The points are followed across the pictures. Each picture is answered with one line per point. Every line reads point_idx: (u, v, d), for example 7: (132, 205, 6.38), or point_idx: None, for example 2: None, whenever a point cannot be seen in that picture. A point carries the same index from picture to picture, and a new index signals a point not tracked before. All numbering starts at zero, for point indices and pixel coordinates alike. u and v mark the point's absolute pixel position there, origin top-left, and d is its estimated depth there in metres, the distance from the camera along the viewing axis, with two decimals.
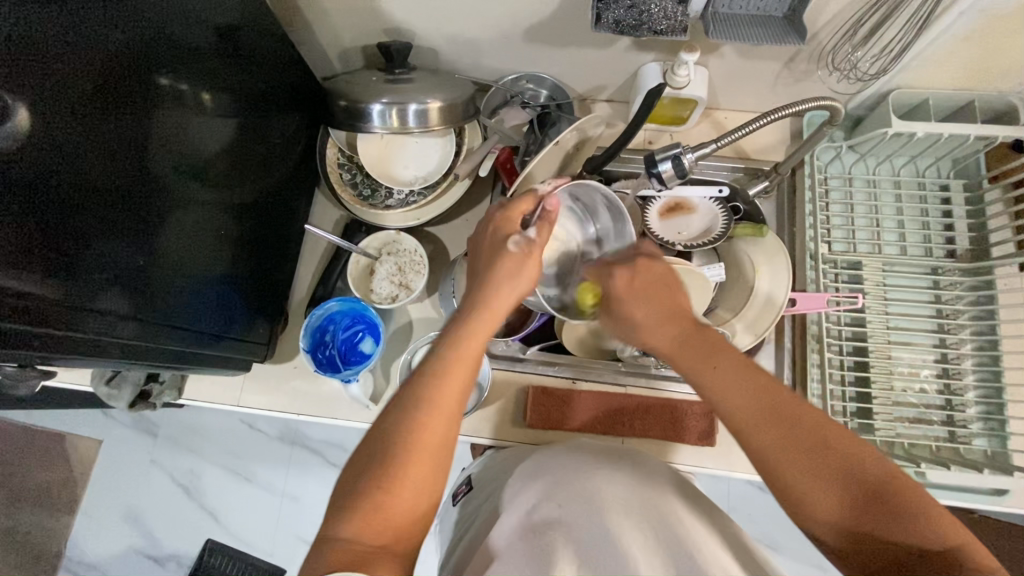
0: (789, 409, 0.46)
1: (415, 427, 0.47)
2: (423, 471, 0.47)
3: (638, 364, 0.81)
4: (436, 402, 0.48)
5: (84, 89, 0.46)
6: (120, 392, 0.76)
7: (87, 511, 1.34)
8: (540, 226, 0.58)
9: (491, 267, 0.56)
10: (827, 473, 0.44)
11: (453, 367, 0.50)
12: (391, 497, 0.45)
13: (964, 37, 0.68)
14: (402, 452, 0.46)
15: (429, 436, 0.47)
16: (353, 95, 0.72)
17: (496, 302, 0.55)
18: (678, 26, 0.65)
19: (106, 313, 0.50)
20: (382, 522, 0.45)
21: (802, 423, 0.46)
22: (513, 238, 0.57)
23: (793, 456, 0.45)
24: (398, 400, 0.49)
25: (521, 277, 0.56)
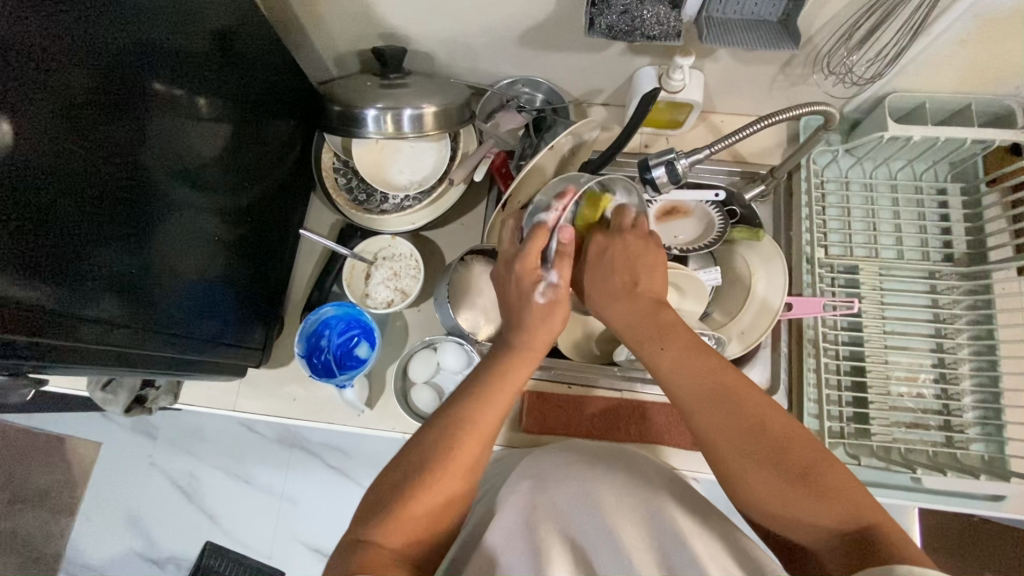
0: (738, 413, 0.52)
1: (452, 444, 0.53)
2: (457, 480, 0.52)
3: (633, 369, 0.80)
4: (473, 427, 0.54)
5: (81, 98, 0.46)
6: (116, 397, 0.76)
7: (86, 513, 1.34)
8: (560, 264, 0.60)
9: (523, 311, 0.61)
10: (763, 455, 0.49)
11: (493, 398, 0.57)
12: (421, 507, 0.50)
13: (960, 41, 0.68)
14: (441, 464, 0.51)
15: (466, 452, 0.53)
16: (347, 100, 0.72)
17: (532, 341, 0.61)
18: (670, 31, 0.65)
19: (100, 321, 0.50)
20: (407, 527, 0.49)
21: (747, 420, 0.51)
22: (539, 286, 0.60)
23: (742, 456, 0.50)
24: (435, 424, 0.55)
25: (552, 318, 0.61)
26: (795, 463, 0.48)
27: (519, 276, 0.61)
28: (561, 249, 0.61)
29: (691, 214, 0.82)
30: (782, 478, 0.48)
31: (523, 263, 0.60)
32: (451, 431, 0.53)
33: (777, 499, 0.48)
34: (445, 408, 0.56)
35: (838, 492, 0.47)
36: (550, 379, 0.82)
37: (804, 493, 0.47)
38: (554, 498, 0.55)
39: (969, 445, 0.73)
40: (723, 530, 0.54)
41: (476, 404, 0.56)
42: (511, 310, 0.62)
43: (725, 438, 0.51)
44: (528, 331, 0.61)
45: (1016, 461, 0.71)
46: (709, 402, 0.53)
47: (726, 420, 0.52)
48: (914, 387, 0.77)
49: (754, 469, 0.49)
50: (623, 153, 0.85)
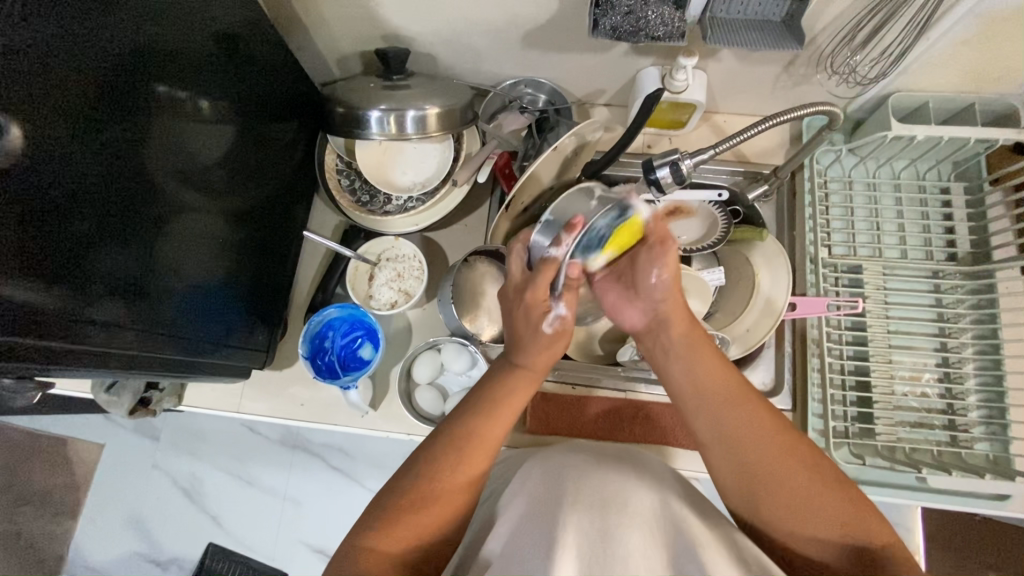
0: (775, 424, 0.54)
1: (456, 454, 0.53)
2: (462, 492, 0.52)
3: (637, 369, 0.80)
4: (480, 439, 0.55)
5: (86, 101, 0.46)
6: (120, 399, 0.77)
7: (88, 515, 1.34)
8: (566, 297, 0.64)
9: (529, 335, 0.62)
10: (801, 468, 0.51)
11: (499, 410, 0.57)
12: (423, 513, 0.50)
13: (964, 41, 0.68)
14: (446, 472, 0.52)
15: (472, 464, 0.53)
16: (351, 102, 0.72)
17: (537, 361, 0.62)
18: (675, 31, 0.65)
19: (105, 324, 0.51)
20: (409, 532, 0.49)
21: (780, 431, 0.54)
22: (548, 317, 0.62)
23: (779, 462, 0.52)
24: (441, 434, 0.56)
25: (557, 346, 0.63)
26: (826, 475, 0.51)
27: (529, 306, 0.62)
28: (568, 281, 0.64)
29: (694, 214, 0.83)
30: (819, 486, 0.50)
31: (535, 295, 0.62)
32: (458, 440, 0.54)
33: (809, 506, 0.50)
34: (453, 418, 0.57)
35: (861, 508, 0.50)
36: (554, 379, 0.82)
37: (835, 501, 0.50)
38: (557, 496, 0.54)
39: (973, 445, 0.73)
40: (726, 531, 0.53)
41: (483, 416, 0.56)
42: (515, 331, 0.63)
43: (762, 443, 0.53)
44: (534, 349, 0.62)
45: (1020, 460, 0.71)
46: (744, 408, 0.55)
47: (763, 428, 0.54)
48: (918, 386, 0.77)
49: (789, 475, 0.51)
50: (626, 153, 0.85)
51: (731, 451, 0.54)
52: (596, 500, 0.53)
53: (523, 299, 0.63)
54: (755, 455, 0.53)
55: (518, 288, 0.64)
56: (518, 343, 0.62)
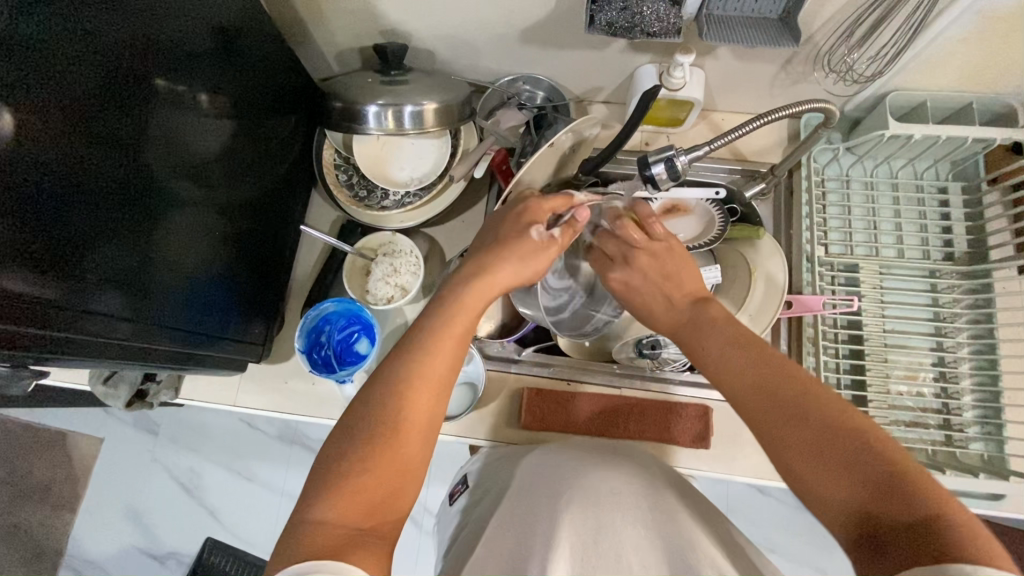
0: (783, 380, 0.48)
1: (402, 406, 0.49)
2: (416, 445, 0.49)
3: (633, 366, 0.81)
4: (423, 380, 0.50)
5: (84, 94, 0.46)
6: (117, 391, 0.77)
7: (88, 509, 1.35)
8: (564, 230, 0.60)
9: (509, 245, 0.58)
10: (803, 436, 0.45)
11: (443, 343, 0.53)
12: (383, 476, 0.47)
13: (962, 38, 0.67)
14: (390, 431, 0.48)
15: (417, 408, 0.49)
16: (349, 97, 0.73)
17: (489, 284, 0.57)
18: (670, 28, 0.65)
19: (103, 312, 0.51)
20: (367, 501, 0.45)
21: (783, 387, 0.47)
22: (536, 227, 0.59)
23: (779, 423, 0.46)
24: (381, 382, 0.50)
25: (528, 264, 0.58)
26: (844, 432, 0.43)
27: (525, 210, 0.60)
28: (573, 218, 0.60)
29: (691, 212, 0.82)
30: (818, 455, 0.43)
31: (539, 205, 0.61)
32: (399, 389, 0.49)
33: (812, 471, 0.44)
34: (387, 368, 0.51)
35: (889, 474, 0.40)
36: (549, 376, 0.82)
37: (846, 461, 0.42)
38: (552, 495, 0.54)
39: (968, 444, 0.73)
40: (722, 531, 0.54)
41: (423, 352, 0.52)
42: (491, 246, 0.59)
43: (760, 403, 0.48)
44: (490, 271, 0.57)
45: (1016, 460, 0.71)
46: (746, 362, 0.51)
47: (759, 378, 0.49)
48: (914, 386, 0.77)
49: (785, 435, 0.46)
50: (624, 151, 0.86)
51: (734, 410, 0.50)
52: (590, 496, 0.53)
53: (518, 213, 0.60)
54: (756, 416, 0.48)
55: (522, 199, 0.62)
56: (477, 268, 0.58)
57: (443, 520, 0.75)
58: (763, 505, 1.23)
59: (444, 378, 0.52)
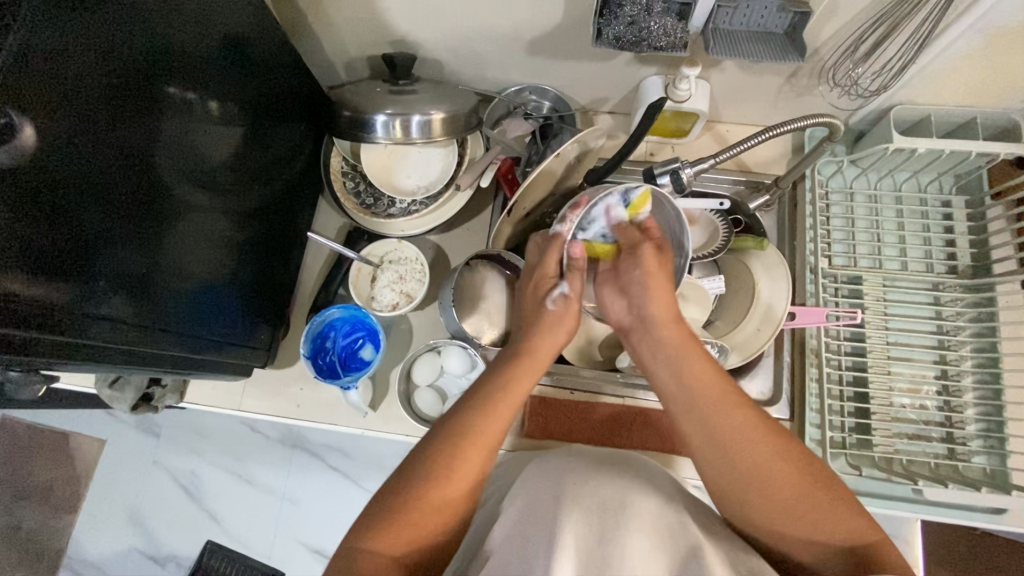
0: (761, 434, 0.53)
1: (454, 452, 0.52)
2: (463, 487, 0.51)
3: (636, 375, 0.80)
4: (475, 434, 0.53)
5: (97, 101, 0.47)
6: (123, 394, 0.77)
7: (89, 510, 1.35)
8: (572, 277, 0.65)
9: (537, 320, 0.65)
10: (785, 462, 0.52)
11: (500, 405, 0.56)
12: (428, 511, 0.50)
13: (966, 54, 0.68)
14: (442, 472, 0.51)
15: (468, 460, 0.52)
16: (357, 106, 0.73)
17: (537, 350, 0.62)
18: (678, 42, 0.66)
19: (113, 318, 0.52)
20: (408, 532, 0.49)
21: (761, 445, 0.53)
22: (552, 294, 0.65)
23: (767, 475, 0.52)
24: (438, 429, 0.54)
25: (560, 329, 0.64)
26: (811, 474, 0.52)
27: (537, 282, 0.66)
28: (570, 262, 0.66)
29: (695, 223, 0.83)
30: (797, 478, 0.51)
31: (541, 276, 0.67)
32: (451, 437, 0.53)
33: (785, 496, 0.51)
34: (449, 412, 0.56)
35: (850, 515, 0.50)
36: (553, 384, 0.82)
37: (824, 503, 0.50)
38: (555, 498, 0.55)
39: (971, 458, 0.73)
40: (724, 536, 0.54)
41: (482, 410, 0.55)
42: (525, 328, 0.66)
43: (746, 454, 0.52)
44: (536, 344, 0.63)
45: (1018, 474, 0.71)
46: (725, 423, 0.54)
47: (744, 433, 0.53)
48: (917, 399, 0.77)
49: (766, 457, 0.52)
50: (628, 161, 0.86)
51: (713, 461, 0.54)
52: (592, 502, 0.54)
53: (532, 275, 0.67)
54: (743, 467, 0.52)
55: (529, 269, 0.68)
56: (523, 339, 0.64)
57: None
58: None
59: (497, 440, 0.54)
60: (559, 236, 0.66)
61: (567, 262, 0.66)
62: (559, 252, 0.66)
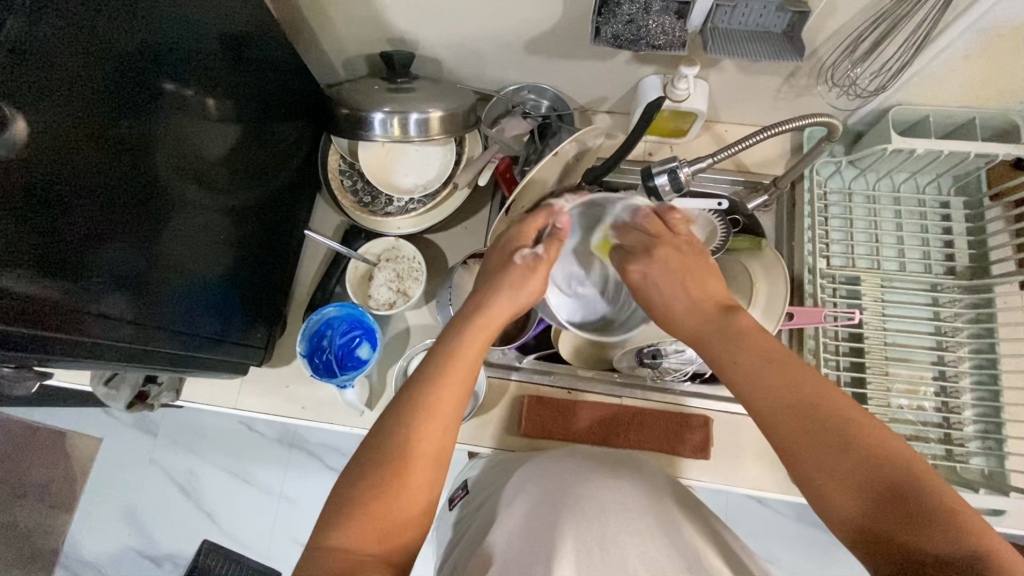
0: (815, 387, 0.47)
1: (419, 437, 0.50)
2: (423, 478, 0.49)
3: (633, 375, 0.81)
4: (434, 413, 0.51)
5: (93, 97, 0.47)
6: (119, 392, 0.77)
7: (85, 509, 1.35)
8: (551, 242, 0.60)
9: (501, 277, 0.60)
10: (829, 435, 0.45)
11: (450, 379, 0.53)
12: (397, 505, 0.48)
13: (965, 55, 0.68)
14: (398, 464, 0.49)
15: (428, 441, 0.50)
16: (354, 104, 0.73)
17: (494, 313, 0.58)
18: (676, 41, 0.65)
19: (108, 315, 0.51)
20: (380, 529, 0.47)
21: (798, 395, 0.47)
22: (523, 252, 0.60)
23: (799, 436, 0.46)
24: (393, 410, 0.52)
25: (522, 292, 0.59)
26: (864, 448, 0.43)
27: (509, 242, 0.62)
28: (555, 229, 0.61)
29: None
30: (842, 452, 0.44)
31: (518, 229, 0.62)
32: (411, 419, 0.51)
33: (832, 468, 0.44)
34: (406, 393, 0.53)
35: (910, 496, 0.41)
36: (551, 383, 0.82)
37: (879, 477, 0.42)
38: (554, 503, 0.55)
39: (969, 459, 0.73)
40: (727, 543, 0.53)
41: (432, 383, 0.52)
42: (486, 284, 0.61)
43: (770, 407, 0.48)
44: (494, 304, 0.58)
45: (1016, 475, 0.71)
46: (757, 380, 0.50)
47: (779, 386, 0.48)
48: (915, 400, 0.77)
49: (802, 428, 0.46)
50: (626, 161, 0.86)
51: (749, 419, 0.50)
52: (591, 505, 0.53)
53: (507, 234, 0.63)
54: (763, 420, 0.48)
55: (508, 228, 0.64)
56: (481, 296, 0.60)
57: (442, 524, 0.75)
58: (762, 517, 1.22)
59: (451, 412, 0.52)
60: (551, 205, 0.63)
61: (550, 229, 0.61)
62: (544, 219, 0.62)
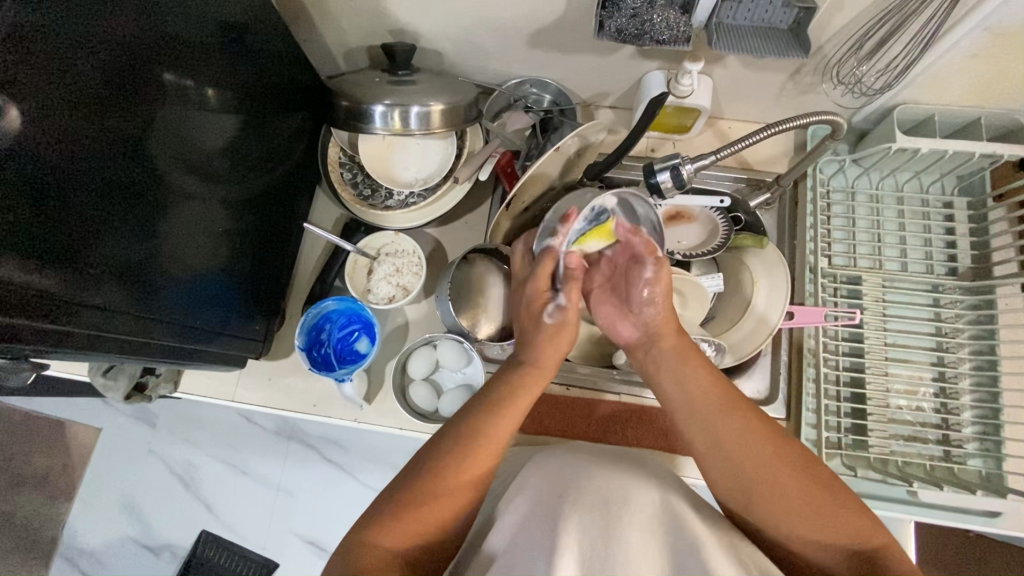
0: (747, 419, 0.56)
1: (465, 449, 0.55)
2: (466, 488, 0.53)
3: (633, 372, 0.79)
4: (485, 435, 0.56)
5: (92, 86, 0.46)
6: (115, 383, 0.77)
7: (84, 498, 1.35)
8: (568, 291, 0.69)
9: (536, 336, 0.68)
10: (775, 459, 0.53)
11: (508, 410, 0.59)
12: (432, 510, 0.51)
13: (971, 55, 0.67)
14: (448, 470, 0.53)
15: (478, 460, 0.55)
16: (355, 96, 0.72)
17: (541, 361, 0.66)
18: (680, 36, 0.65)
19: (104, 307, 0.51)
20: (416, 529, 0.50)
21: (754, 431, 0.55)
22: (547, 308, 0.69)
23: (751, 458, 0.54)
24: (447, 433, 0.57)
25: (560, 341, 0.68)
26: (797, 471, 0.52)
27: (532, 301, 0.70)
28: (568, 275, 0.70)
29: (695, 220, 0.83)
30: (777, 468, 0.53)
31: (536, 291, 0.70)
32: (460, 436, 0.56)
33: (768, 482, 0.52)
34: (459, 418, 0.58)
35: (853, 510, 0.50)
36: (551, 379, 0.82)
37: (813, 493, 0.51)
38: (557, 497, 0.54)
39: (966, 461, 0.73)
40: (737, 541, 0.52)
41: (490, 417, 0.58)
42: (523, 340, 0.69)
43: (745, 448, 0.54)
44: (538, 353, 0.67)
45: (1013, 477, 0.71)
46: (737, 424, 0.56)
47: (727, 418, 0.56)
48: (914, 401, 0.77)
49: (755, 447, 0.54)
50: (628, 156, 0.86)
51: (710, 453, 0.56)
52: (595, 501, 0.53)
53: (525, 295, 0.72)
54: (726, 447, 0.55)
55: (523, 283, 0.73)
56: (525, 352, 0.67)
57: None
58: None
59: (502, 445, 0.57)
60: (552, 249, 0.69)
61: (563, 275, 0.70)
62: (554, 265, 0.69)
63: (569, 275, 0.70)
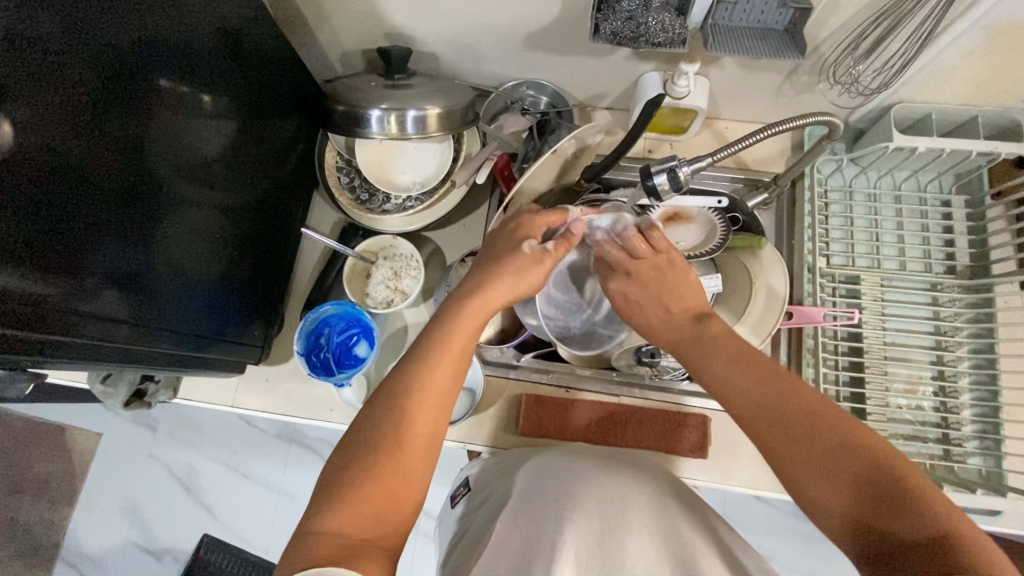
0: (774, 385, 0.50)
1: (406, 411, 0.50)
2: (417, 462, 0.49)
3: (633, 375, 0.81)
4: (425, 391, 0.52)
5: (86, 93, 0.46)
6: (114, 390, 0.76)
7: (85, 503, 1.35)
8: (560, 240, 0.63)
9: (503, 263, 0.61)
10: (787, 423, 0.47)
11: (445, 357, 0.54)
12: (382, 491, 0.47)
13: (968, 54, 0.67)
14: (392, 443, 0.49)
15: (422, 421, 0.51)
16: (351, 100, 0.72)
17: (489, 296, 0.59)
18: (676, 39, 0.65)
19: (102, 315, 0.51)
20: (371, 513, 0.46)
21: (772, 393, 0.49)
22: (530, 241, 0.62)
23: (759, 422, 0.49)
24: (383, 395, 0.52)
25: (526, 278, 0.61)
26: (814, 436, 0.45)
27: (514, 235, 0.63)
28: (568, 230, 0.65)
29: (693, 221, 0.82)
30: (782, 435, 0.47)
31: (527, 225, 0.63)
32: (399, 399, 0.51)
33: (774, 443, 0.47)
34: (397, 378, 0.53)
35: (887, 485, 0.41)
36: (549, 381, 0.82)
37: (825, 459, 0.44)
38: (554, 501, 0.54)
39: (966, 459, 0.73)
40: (731, 545, 0.52)
41: (424, 364, 0.53)
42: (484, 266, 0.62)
43: (753, 402, 0.50)
44: (492, 289, 0.59)
45: (1013, 475, 0.71)
46: (751, 381, 0.51)
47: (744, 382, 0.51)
48: (913, 400, 0.77)
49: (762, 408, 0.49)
50: (625, 158, 0.86)
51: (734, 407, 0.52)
52: (591, 505, 0.53)
53: (514, 226, 0.64)
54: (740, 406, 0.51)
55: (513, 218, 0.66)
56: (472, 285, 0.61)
57: (444, 524, 0.75)
58: (760, 511, 1.23)
59: (443, 394, 0.53)
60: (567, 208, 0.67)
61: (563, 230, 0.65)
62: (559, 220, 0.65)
63: (567, 232, 0.65)
